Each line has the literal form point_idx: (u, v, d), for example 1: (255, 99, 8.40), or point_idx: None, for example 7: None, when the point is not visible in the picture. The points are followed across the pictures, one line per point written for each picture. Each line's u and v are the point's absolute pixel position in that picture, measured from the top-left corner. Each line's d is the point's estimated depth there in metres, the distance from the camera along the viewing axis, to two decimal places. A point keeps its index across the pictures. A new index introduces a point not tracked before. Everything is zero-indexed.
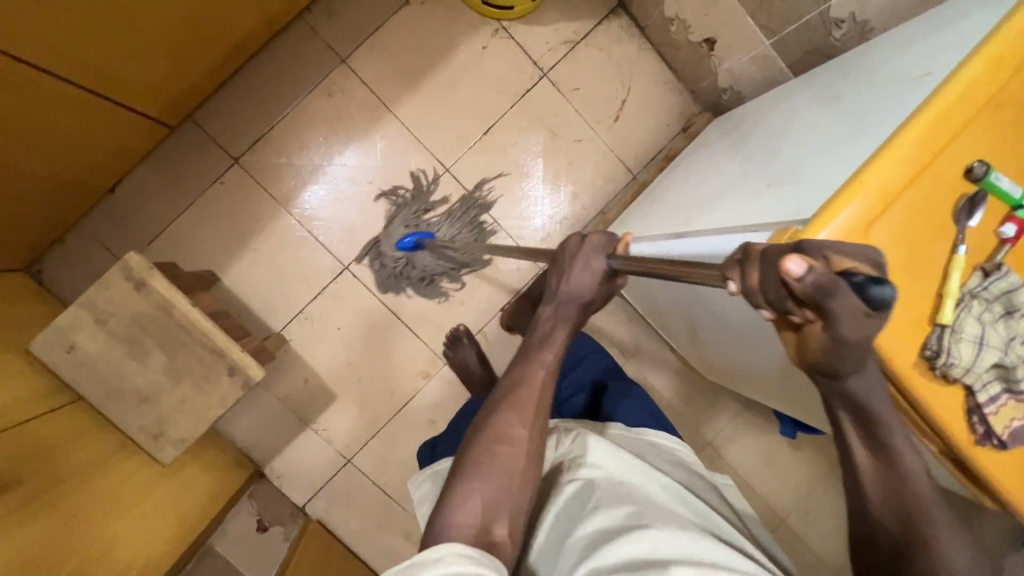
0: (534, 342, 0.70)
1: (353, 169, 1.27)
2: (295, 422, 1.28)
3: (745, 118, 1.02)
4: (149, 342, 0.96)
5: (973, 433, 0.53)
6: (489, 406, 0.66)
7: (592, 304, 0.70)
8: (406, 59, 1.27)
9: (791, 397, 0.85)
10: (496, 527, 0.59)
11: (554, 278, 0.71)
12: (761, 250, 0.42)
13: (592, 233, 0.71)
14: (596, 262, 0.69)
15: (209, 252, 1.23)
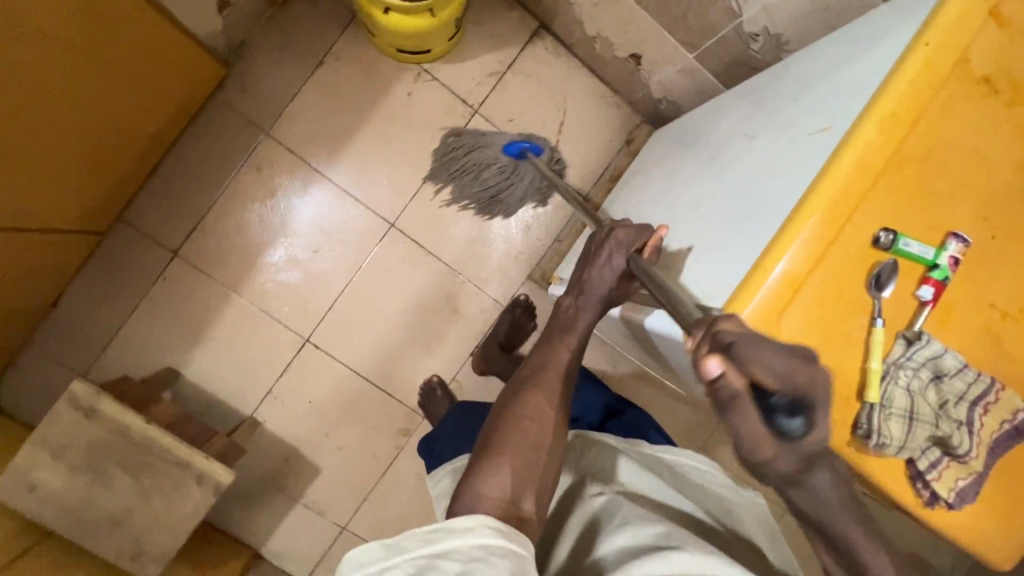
0: (559, 323, 0.73)
1: (296, 239, 1.23)
2: (284, 500, 1.27)
3: (679, 140, 0.99)
4: (112, 466, 0.94)
5: (920, 496, 0.51)
6: (513, 385, 0.68)
7: (614, 296, 0.73)
8: (331, 119, 1.22)
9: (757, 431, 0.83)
10: (523, 502, 0.58)
11: (578, 270, 0.75)
12: (717, 331, 0.45)
13: (619, 225, 0.71)
14: (618, 259, 0.70)
15: (165, 348, 1.20)
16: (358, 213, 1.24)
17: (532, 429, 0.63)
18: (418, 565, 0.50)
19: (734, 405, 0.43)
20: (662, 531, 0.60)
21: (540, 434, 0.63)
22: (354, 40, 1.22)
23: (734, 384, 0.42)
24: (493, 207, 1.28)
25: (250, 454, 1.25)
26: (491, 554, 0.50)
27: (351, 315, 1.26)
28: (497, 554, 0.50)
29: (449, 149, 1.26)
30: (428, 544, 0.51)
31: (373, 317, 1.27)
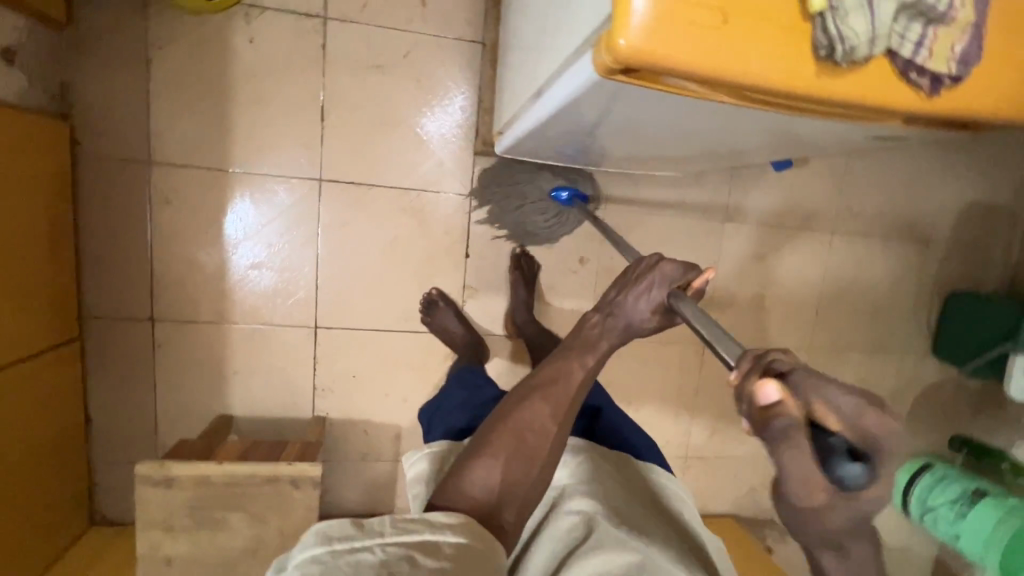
0: (581, 341, 0.74)
1: (269, 254, 1.19)
2: (386, 466, 1.34)
3: None
4: (217, 511, 0.99)
5: (921, 88, 0.46)
6: (522, 390, 0.71)
7: (641, 330, 0.74)
8: (199, 110, 1.11)
9: (741, 142, 0.77)
10: (506, 512, 0.64)
11: (615, 291, 0.77)
12: (764, 361, 0.47)
13: (666, 259, 0.74)
14: (658, 292, 0.73)
15: (203, 403, 1.22)
16: (287, 188, 1.18)
17: (532, 437, 0.68)
18: (396, 553, 0.50)
19: (792, 434, 0.42)
20: (636, 562, 0.64)
21: (539, 448, 0.68)
22: (163, 18, 1.07)
23: (791, 410, 0.43)
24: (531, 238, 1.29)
25: (335, 446, 1.30)
26: (463, 550, 0.53)
27: (340, 285, 1.24)
28: (471, 552, 0.53)
29: (489, 176, 1.25)
30: (403, 532, 0.52)
31: (360, 273, 1.24)
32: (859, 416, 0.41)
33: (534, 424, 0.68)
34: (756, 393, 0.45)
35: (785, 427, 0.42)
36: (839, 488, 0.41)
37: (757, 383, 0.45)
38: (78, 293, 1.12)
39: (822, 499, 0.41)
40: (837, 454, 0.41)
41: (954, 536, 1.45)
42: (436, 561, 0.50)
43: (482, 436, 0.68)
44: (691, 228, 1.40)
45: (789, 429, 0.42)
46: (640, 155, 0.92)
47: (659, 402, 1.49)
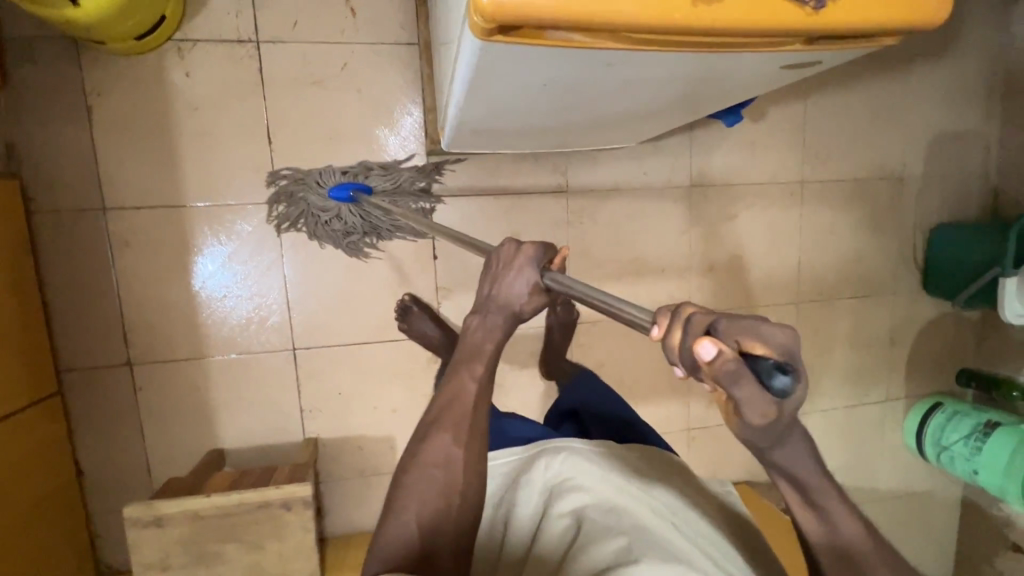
0: (467, 351, 0.73)
1: (236, 288, 1.20)
2: (387, 479, 1.33)
3: None
4: (213, 545, 0.99)
5: (806, 4, 0.46)
6: (422, 428, 0.70)
7: (522, 316, 0.73)
8: (147, 151, 1.12)
9: (671, 99, 0.76)
10: (439, 551, 0.64)
11: (488, 284, 0.74)
12: (685, 315, 0.48)
13: (525, 242, 0.73)
14: (530, 271, 0.71)
15: (192, 440, 1.22)
16: (246, 217, 1.18)
17: (440, 471, 0.66)
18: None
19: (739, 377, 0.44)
20: (622, 544, 0.70)
21: (451, 478, 0.66)
22: (97, 65, 1.08)
23: (734, 357, 0.44)
24: (366, 242, 1.24)
25: (331, 466, 1.29)
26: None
27: (311, 304, 1.24)
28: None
29: (299, 183, 1.18)
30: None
31: (330, 290, 1.24)
32: (775, 336, 0.45)
33: (440, 459, 0.67)
34: (697, 354, 0.45)
35: (729, 371, 0.44)
36: (777, 397, 0.46)
37: (696, 343, 0.45)
38: (53, 348, 1.13)
39: (769, 409, 0.46)
40: (771, 372, 0.45)
41: (972, 473, 1.45)
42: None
43: (394, 488, 0.67)
44: (658, 197, 1.39)
45: (737, 372, 0.44)
46: (581, 129, 0.91)
47: (652, 377, 1.47)
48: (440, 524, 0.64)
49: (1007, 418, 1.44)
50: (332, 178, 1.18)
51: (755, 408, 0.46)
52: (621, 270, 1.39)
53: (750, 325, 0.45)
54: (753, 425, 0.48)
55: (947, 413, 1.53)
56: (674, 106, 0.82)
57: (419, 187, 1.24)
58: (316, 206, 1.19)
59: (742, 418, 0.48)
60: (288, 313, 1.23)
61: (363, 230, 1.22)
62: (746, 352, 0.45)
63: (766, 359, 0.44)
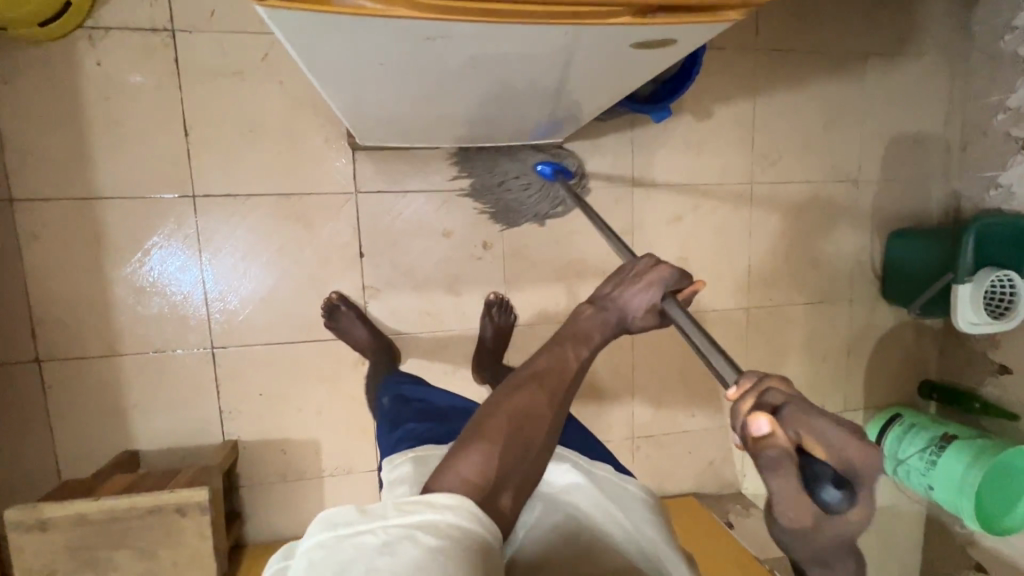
0: (578, 332, 0.75)
1: (158, 283, 1.17)
2: (311, 484, 1.28)
3: None
4: (103, 551, 0.95)
5: None
6: (514, 380, 0.69)
7: (631, 324, 0.79)
8: (58, 141, 1.09)
9: (549, 85, 0.72)
10: (501, 496, 0.60)
11: (609, 288, 0.82)
12: (762, 382, 0.46)
13: (664, 262, 0.81)
14: (653, 292, 0.79)
15: (104, 440, 1.18)
16: (162, 211, 1.15)
17: (528, 422, 0.65)
18: (396, 532, 0.50)
19: (783, 464, 0.42)
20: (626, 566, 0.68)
21: (535, 436, 0.65)
22: (3, 52, 1.05)
23: (783, 444, 0.42)
24: (510, 211, 1.28)
25: (253, 470, 1.25)
26: (466, 537, 0.51)
27: (231, 302, 1.20)
28: (474, 538, 0.52)
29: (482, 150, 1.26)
30: (406, 515, 0.52)
31: (251, 286, 1.20)
32: (844, 444, 0.41)
33: (530, 410, 0.66)
34: (747, 426, 0.43)
35: (774, 458, 0.42)
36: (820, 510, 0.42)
37: (750, 415, 0.44)
38: None
39: (803, 519, 0.42)
40: (819, 481, 0.41)
41: (927, 488, 1.39)
42: (439, 543, 0.49)
43: (480, 421, 0.65)
44: (599, 197, 1.34)
45: (780, 462, 0.42)
46: (480, 118, 0.87)
47: (595, 382, 1.42)
48: (505, 468, 0.61)
49: (963, 431, 1.38)
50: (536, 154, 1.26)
51: (787, 512, 0.42)
52: (560, 272, 1.33)
53: (827, 431, 0.42)
54: (783, 530, 0.43)
55: (903, 426, 1.46)
56: (571, 96, 0.78)
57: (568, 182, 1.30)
58: (508, 168, 1.26)
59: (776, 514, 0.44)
60: (207, 308, 1.19)
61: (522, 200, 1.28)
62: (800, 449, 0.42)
63: (822, 463, 0.42)
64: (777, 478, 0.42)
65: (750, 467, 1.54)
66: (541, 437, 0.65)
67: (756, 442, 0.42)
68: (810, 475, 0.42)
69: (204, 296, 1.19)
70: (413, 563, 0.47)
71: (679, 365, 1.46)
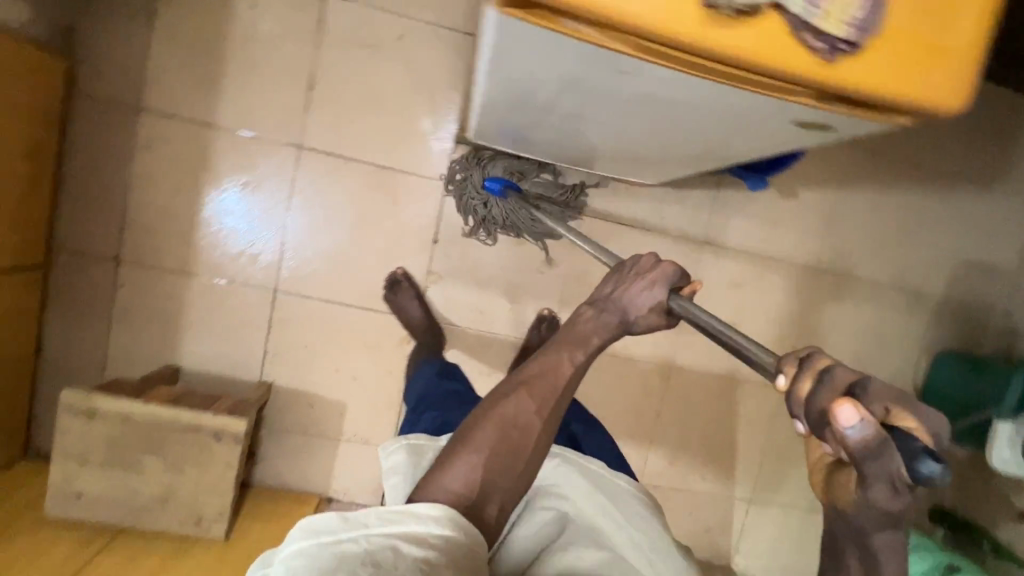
0: (575, 335, 0.72)
1: (230, 229, 1.22)
2: (328, 443, 1.31)
3: None
4: (136, 453, 0.99)
5: (818, 54, 0.44)
6: (505, 387, 0.70)
7: (634, 327, 0.73)
8: (195, 67, 1.17)
9: (682, 135, 0.76)
10: (486, 506, 0.65)
11: (611, 286, 0.75)
12: (823, 367, 0.48)
13: (666, 259, 0.74)
14: (660, 289, 0.72)
15: (153, 349, 1.23)
16: (268, 153, 1.21)
17: (514, 432, 0.67)
18: (379, 542, 0.56)
19: (879, 445, 0.45)
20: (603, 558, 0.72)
21: (521, 445, 0.67)
22: None
23: (874, 427, 0.44)
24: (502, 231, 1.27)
25: (278, 415, 1.29)
26: (447, 545, 0.58)
27: (304, 253, 1.25)
28: (450, 542, 0.58)
29: (467, 162, 1.24)
30: (388, 525, 0.58)
31: (327, 243, 1.25)
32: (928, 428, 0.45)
33: (517, 420, 0.68)
34: (834, 416, 0.45)
35: (867, 438, 0.45)
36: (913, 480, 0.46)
37: (835, 405, 0.45)
38: (53, 223, 1.16)
39: (896, 483, 0.47)
40: (916, 454, 0.45)
41: None
42: (419, 551, 0.56)
43: (466, 428, 0.68)
44: (668, 244, 1.37)
45: (873, 441, 0.45)
46: (597, 148, 0.91)
47: (617, 420, 1.44)
48: (488, 480, 0.65)
49: (969, 567, 1.36)
50: (495, 171, 1.23)
51: (880, 474, 0.46)
52: None
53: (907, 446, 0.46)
54: (876, 495, 0.48)
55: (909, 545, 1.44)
56: (699, 147, 0.82)
57: (565, 200, 1.29)
58: (474, 192, 1.24)
59: (868, 481, 0.47)
60: (281, 252, 1.24)
61: (507, 224, 1.26)
62: (889, 425, 0.46)
63: (916, 440, 0.45)
64: (878, 454, 0.45)
65: (745, 544, 1.53)
66: (533, 446, 0.68)
67: (852, 429, 0.44)
68: (901, 448, 0.45)
69: (281, 240, 1.24)
70: (395, 571, 0.53)
71: (701, 426, 1.47)
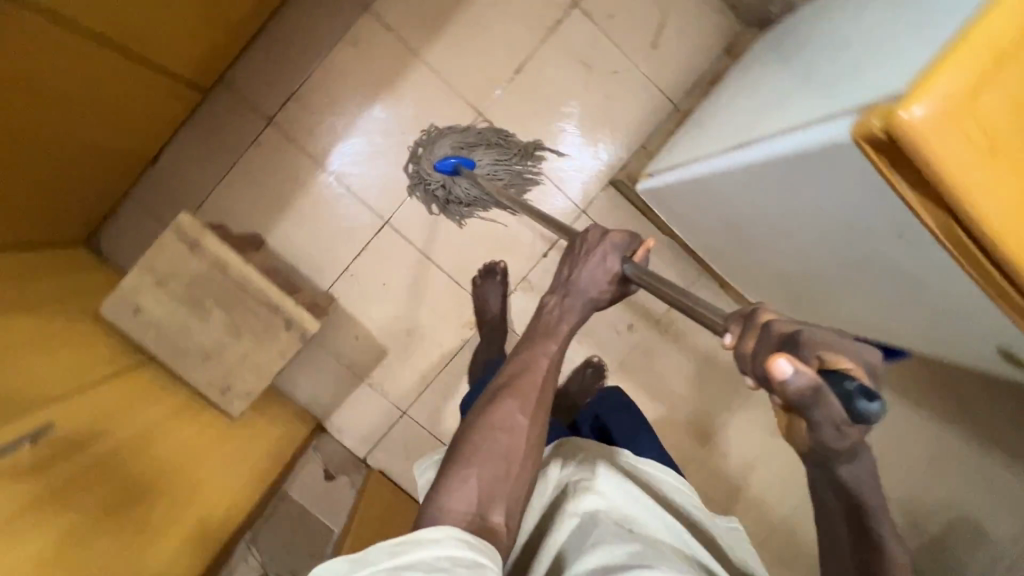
0: (541, 327, 0.73)
1: (340, 170, 1.25)
2: (350, 378, 1.31)
3: (795, 33, 0.97)
4: (209, 300, 0.99)
5: None
6: (491, 392, 0.67)
7: (598, 303, 0.75)
8: (432, 3, 1.22)
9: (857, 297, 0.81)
10: (493, 514, 0.59)
11: (567, 270, 0.77)
12: (765, 322, 0.47)
13: (613, 230, 0.75)
14: (612, 258, 0.75)
15: (251, 213, 1.24)
16: (449, 103, 1.25)
17: (502, 436, 0.63)
18: None
19: (817, 395, 0.42)
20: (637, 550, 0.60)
21: (510, 446, 0.63)
22: None
23: (813, 376, 0.41)
24: (463, 210, 1.28)
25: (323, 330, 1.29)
26: (455, 565, 0.50)
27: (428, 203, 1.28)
28: (460, 567, 0.50)
29: (428, 139, 1.25)
30: (394, 556, 0.50)
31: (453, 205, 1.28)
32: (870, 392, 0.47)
33: (506, 423, 0.64)
34: (771, 374, 0.42)
35: (810, 387, 0.41)
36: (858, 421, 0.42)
37: (770, 358, 0.42)
38: (234, 61, 1.19)
39: (841, 427, 0.44)
40: (854, 396, 0.41)
41: None
42: None
43: (456, 444, 0.64)
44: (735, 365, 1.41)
45: (811, 390, 0.41)
46: (753, 268, 0.96)
47: None
48: (491, 489, 0.60)
49: None
50: (443, 148, 1.23)
51: (827, 418, 0.43)
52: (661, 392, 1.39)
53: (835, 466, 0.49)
54: (825, 437, 0.46)
55: None
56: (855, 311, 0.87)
57: (520, 160, 1.27)
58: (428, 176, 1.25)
59: (816, 426, 0.45)
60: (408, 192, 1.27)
61: (468, 200, 1.26)
62: (827, 369, 0.42)
63: (851, 383, 0.41)
64: (821, 402, 0.42)
65: None
66: (526, 450, 0.63)
67: (791, 382, 0.41)
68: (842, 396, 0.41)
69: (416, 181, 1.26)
70: None
71: None
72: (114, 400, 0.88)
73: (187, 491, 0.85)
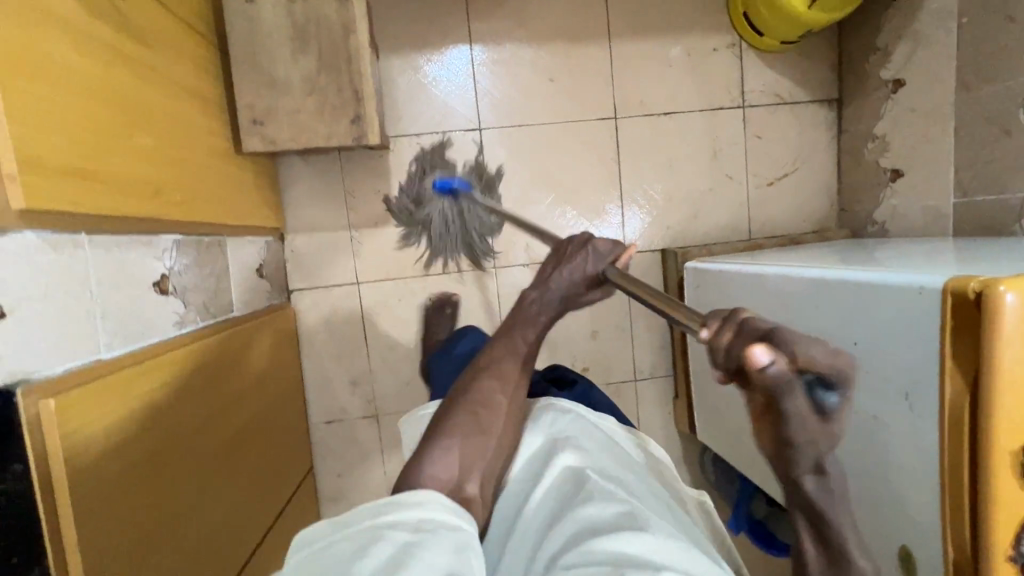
0: (519, 319, 0.71)
1: (438, 83, 1.28)
2: (341, 218, 1.28)
3: (884, 249, 1.09)
4: (313, 44, 0.97)
5: (1012, 549, 0.55)
6: (470, 375, 0.67)
7: (577, 303, 0.74)
8: (648, 13, 1.32)
9: None
10: (468, 483, 0.59)
11: (549, 266, 0.75)
12: (742, 316, 0.44)
13: (597, 237, 0.74)
14: (593, 265, 0.73)
15: (386, 30, 1.25)
16: (600, 91, 1.32)
17: (484, 413, 0.64)
18: (368, 534, 0.46)
19: (780, 393, 0.40)
20: (626, 509, 0.56)
21: (490, 425, 0.64)
22: None
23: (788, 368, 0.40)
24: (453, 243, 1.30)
25: (356, 164, 1.27)
26: (439, 526, 0.48)
27: (519, 148, 1.32)
28: (445, 525, 0.48)
29: (411, 159, 1.28)
30: (375, 515, 0.48)
31: (538, 165, 1.33)
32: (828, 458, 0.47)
33: (486, 401, 0.65)
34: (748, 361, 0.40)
35: (780, 384, 0.40)
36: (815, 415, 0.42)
37: (749, 347, 0.41)
38: None
39: (807, 431, 0.42)
40: (813, 391, 0.42)
41: None
42: (411, 536, 0.46)
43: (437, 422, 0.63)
44: None
45: (782, 383, 0.40)
46: None
47: None
48: (467, 461, 0.60)
49: None
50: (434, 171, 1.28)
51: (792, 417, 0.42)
52: None
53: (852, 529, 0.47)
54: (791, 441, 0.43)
55: None
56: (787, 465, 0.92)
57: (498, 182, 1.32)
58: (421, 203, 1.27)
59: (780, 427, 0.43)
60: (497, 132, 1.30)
61: (464, 234, 1.30)
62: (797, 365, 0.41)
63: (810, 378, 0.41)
64: (790, 397, 0.41)
65: None
66: (503, 431, 0.65)
67: (767, 373, 0.40)
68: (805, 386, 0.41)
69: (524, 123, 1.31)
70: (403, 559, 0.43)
71: None
72: (176, 40, 0.83)
73: (175, 159, 0.80)
